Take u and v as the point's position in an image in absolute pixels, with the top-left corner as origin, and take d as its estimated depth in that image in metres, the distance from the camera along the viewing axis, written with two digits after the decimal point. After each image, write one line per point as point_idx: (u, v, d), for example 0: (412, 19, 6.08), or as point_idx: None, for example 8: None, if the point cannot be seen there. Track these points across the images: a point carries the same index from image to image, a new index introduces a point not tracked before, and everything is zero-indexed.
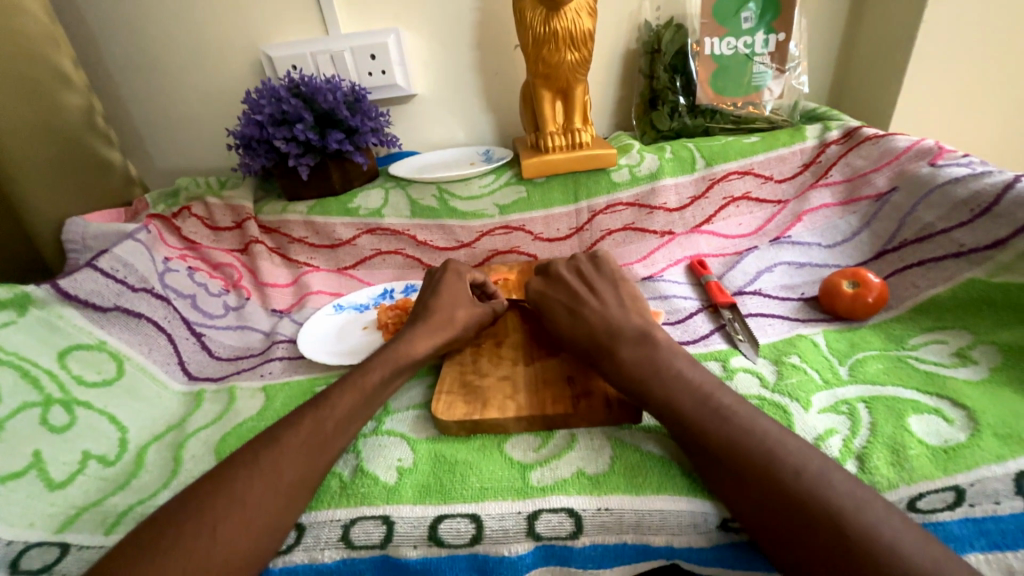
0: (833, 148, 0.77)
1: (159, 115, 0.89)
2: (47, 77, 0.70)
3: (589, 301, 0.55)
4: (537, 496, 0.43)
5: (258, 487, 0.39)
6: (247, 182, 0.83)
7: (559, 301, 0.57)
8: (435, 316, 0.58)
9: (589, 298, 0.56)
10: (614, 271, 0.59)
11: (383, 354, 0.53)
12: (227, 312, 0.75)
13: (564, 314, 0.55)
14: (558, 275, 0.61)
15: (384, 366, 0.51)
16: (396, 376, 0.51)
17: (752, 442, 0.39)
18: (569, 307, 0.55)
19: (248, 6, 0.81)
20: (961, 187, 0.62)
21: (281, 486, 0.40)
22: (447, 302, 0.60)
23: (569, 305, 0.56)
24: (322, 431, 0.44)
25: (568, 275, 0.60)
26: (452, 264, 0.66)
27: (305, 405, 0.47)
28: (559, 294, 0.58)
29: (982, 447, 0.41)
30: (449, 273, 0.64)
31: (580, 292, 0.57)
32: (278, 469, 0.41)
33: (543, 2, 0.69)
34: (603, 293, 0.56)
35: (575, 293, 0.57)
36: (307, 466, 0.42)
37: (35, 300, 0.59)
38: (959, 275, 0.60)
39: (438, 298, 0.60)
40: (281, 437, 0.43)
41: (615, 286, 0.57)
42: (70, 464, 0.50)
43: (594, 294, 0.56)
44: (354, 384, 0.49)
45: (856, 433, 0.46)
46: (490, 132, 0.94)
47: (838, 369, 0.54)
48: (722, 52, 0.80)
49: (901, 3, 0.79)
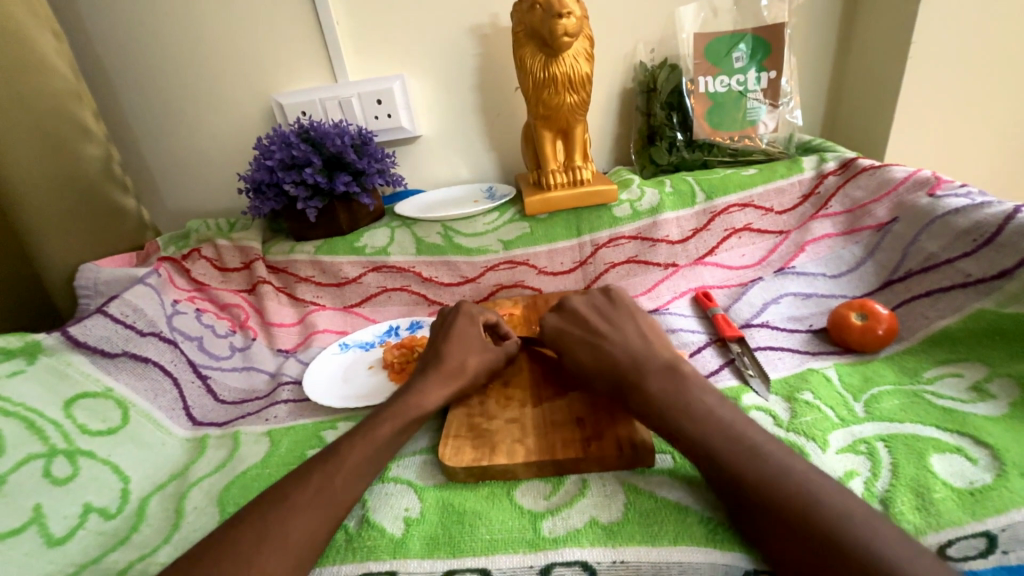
0: (831, 179, 0.78)
1: (172, 161, 0.92)
2: (67, 130, 0.73)
3: (608, 334, 0.56)
4: (549, 548, 0.41)
5: (276, 536, 0.39)
6: (255, 224, 0.85)
7: (578, 335, 0.57)
8: (446, 363, 0.57)
9: (608, 333, 0.56)
10: (625, 304, 0.61)
11: (395, 405, 0.52)
12: (233, 354, 0.75)
13: (583, 350, 0.55)
14: (573, 309, 0.61)
15: (395, 419, 0.50)
16: (407, 428, 0.51)
17: (778, 475, 0.38)
18: (589, 341, 0.56)
19: (261, 59, 0.85)
20: (962, 217, 0.63)
21: (293, 544, 0.39)
22: (457, 349, 0.59)
23: (589, 339, 0.56)
24: (331, 486, 0.43)
25: (585, 310, 0.61)
26: (463, 307, 0.66)
27: (315, 458, 0.46)
28: (576, 329, 0.58)
29: (1009, 489, 0.40)
30: (461, 316, 0.64)
31: (599, 325, 0.57)
32: (290, 530, 0.39)
33: (542, 49, 0.72)
34: (621, 327, 0.57)
35: (594, 328, 0.57)
36: (319, 521, 0.41)
37: (45, 348, 0.60)
38: (968, 306, 0.59)
39: (448, 344, 0.60)
40: (282, 493, 0.42)
41: (633, 319, 0.58)
42: (70, 518, 0.49)
43: (612, 326, 0.57)
44: (366, 436, 0.48)
45: (877, 475, 0.44)
46: (492, 169, 0.97)
47: (853, 405, 0.53)
48: (717, 89, 0.83)
49: (887, 41, 0.82)
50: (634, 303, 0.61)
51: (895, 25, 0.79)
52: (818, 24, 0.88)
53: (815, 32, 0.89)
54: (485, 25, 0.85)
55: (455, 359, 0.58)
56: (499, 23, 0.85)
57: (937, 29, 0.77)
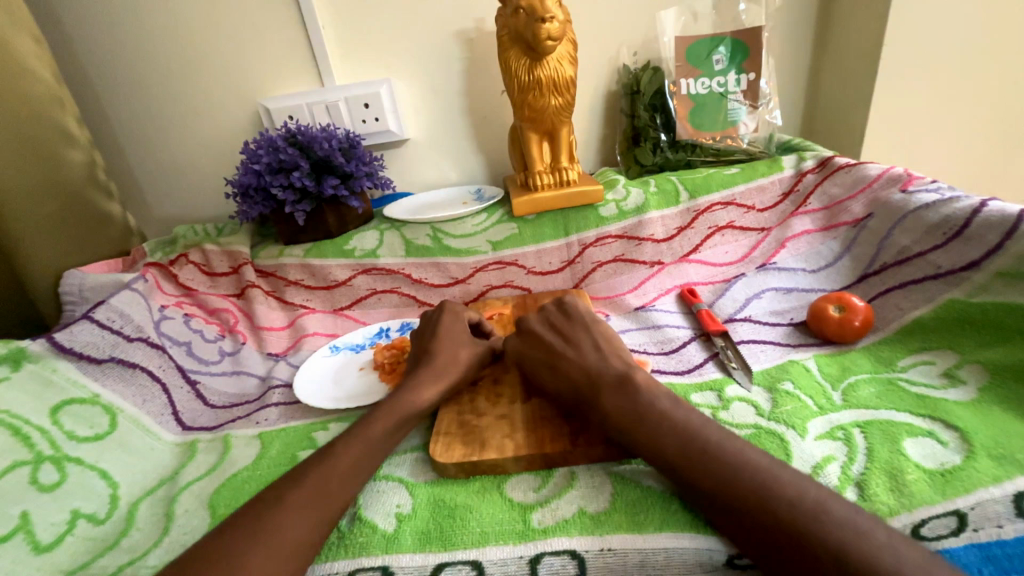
0: (810, 177, 0.80)
1: (158, 166, 0.91)
2: (49, 136, 0.73)
3: (564, 352, 0.55)
4: (539, 538, 0.42)
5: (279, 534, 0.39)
6: (243, 228, 0.85)
7: (538, 356, 0.57)
8: (437, 359, 0.58)
9: (563, 350, 0.56)
10: (579, 313, 0.61)
11: (388, 402, 0.53)
12: (223, 358, 0.75)
13: (545, 370, 0.55)
14: (529, 327, 0.61)
15: (387, 417, 0.51)
16: (400, 427, 0.51)
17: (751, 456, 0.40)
18: (547, 361, 0.56)
19: (248, 65, 0.85)
20: (933, 211, 0.65)
21: (285, 542, 0.39)
22: (447, 344, 0.60)
23: (546, 360, 0.56)
24: (326, 485, 0.44)
25: (541, 328, 0.60)
26: (448, 306, 0.67)
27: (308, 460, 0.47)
28: (534, 350, 0.58)
29: (977, 469, 0.42)
30: (446, 314, 0.65)
31: (555, 342, 0.57)
32: (283, 527, 0.40)
33: (527, 53, 0.73)
34: (575, 341, 0.56)
35: (550, 346, 0.57)
36: (315, 519, 0.41)
37: (31, 355, 0.59)
38: (939, 296, 0.62)
39: (437, 339, 0.61)
40: (281, 492, 0.43)
41: (586, 330, 0.58)
42: (58, 524, 0.49)
43: (567, 342, 0.57)
44: (356, 437, 0.48)
45: (853, 459, 0.46)
46: (481, 171, 0.98)
47: (832, 394, 0.55)
48: (698, 91, 0.85)
49: (860, 43, 0.84)
50: (589, 313, 0.61)
51: (867, 28, 0.82)
52: (795, 27, 0.91)
53: (792, 35, 0.92)
54: (471, 30, 0.86)
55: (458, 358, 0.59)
56: (484, 27, 0.86)
57: (906, 32, 0.80)
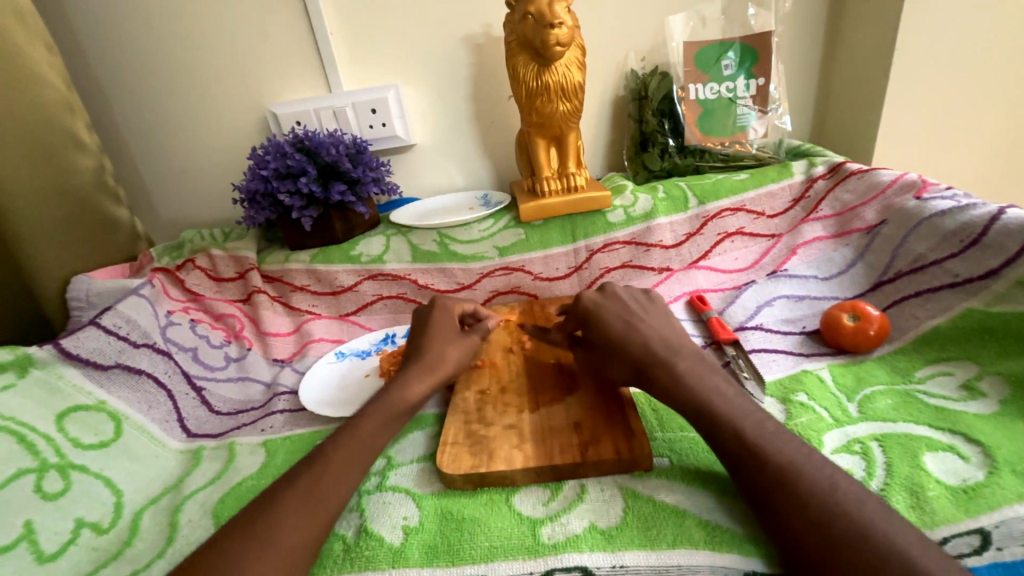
0: (820, 183, 0.79)
1: (165, 172, 0.92)
2: (58, 141, 0.73)
3: (644, 318, 0.56)
4: (549, 554, 0.41)
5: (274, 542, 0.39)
6: (250, 233, 0.85)
7: (615, 314, 0.57)
8: (428, 355, 0.58)
9: (643, 320, 0.56)
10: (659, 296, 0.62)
11: (378, 401, 0.52)
12: (228, 364, 0.75)
13: (619, 324, 0.56)
14: (612, 295, 0.60)
15: (377, 415, 0.50)
16: (392, 423, 0.51)
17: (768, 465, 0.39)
18: (626, 320, 0.56)
19: (256, 70, 0.86)
20: (949, 218, 0.64)
21: (281, 551, 0.38)
22: (441, 340, 0.60)
23: (626, 317, 0.56)
24: (317, 488, 0.43)
25: (625, 294, 0.61)
26: (440, 302, 0.66)
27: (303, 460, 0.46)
28: (614, 307, 0.58)
29: (1002, 486, 0.41)
30: (438, 311, 0.64)
31: (638, 308, 0.58)
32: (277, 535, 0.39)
33: (535, 59, 0.73)
34: (656, 319, 0.57)
35: (633, 309, 0.58)
36: (312, 525, 0.41)
37: (37, 362, 0.59)
38: (957, 306, 0.60)
39: (432, 336, 0.60)
40: (276, 494, 0.42)
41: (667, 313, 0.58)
42: (62, 533, 0.48)
43: (647, 315, 0.57)
44: (346, 439, 0.47)
45: (872, 474, 0.45)
46: (487, 177, 0.97)
47: (847, 405, 0.54)
48: (707, 96, 0.85)
49: (871, 48, 0.83)
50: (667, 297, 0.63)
51: (879, 34, 0.81)
52: (804, 32, 0.90)
53: (801, 40, 0.91)
54: (478, 35, 0.86)
55: (449, 359, 0.58)
56: (492, 33, 0.86)
57: (919, 37, 0.79)
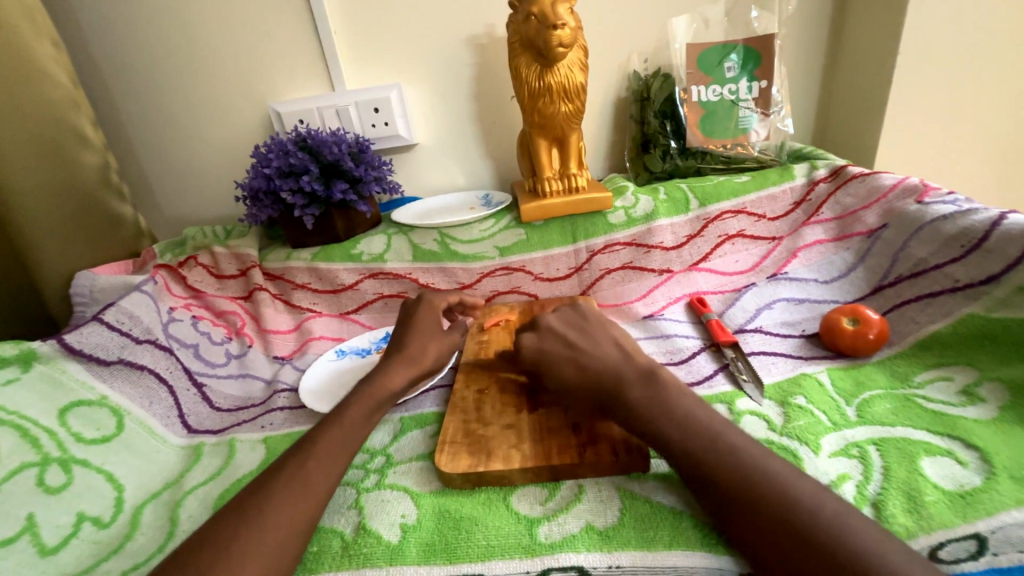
0: (822, 186, 0.79)
1: (169, 169, 0.92)
2: (63, 137, 0.73)
3: (585, 351, 0.55)
4: (546, 553, 0.41)
5: (263, 529, 0.39)
6: (252, 231, 0.85)
7: (558, 354, 0.56)
8: (408, 349, 0.59)
9: (587, 345, 0.55)
10: (593, 314, 0.62)
11: (361, 391, 0.53)
12: (229, 360, 0.75)
13: (569, 367, 0.54)
14: (548, 327, 0.60)
15: (362, 403, 0.51)
16: (375, 412, 0.52)
17: (764, 465, 0.40)
18: (570, 358, 0.55)
19: (260, 69, 0.86)
20: (950, 223, 0.64)
21: (271, 528, 0.39)
22: (419, 338, 0.61)
23: (569, 353, 0.55)
24: (302, 472, 0.43)
25: (559, 327, 0.59)
26: (427, 298, 0.68)
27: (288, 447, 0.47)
28: (555, 347, 0.57)
29: (1000, 491, 0.41)
30: (424, 306, 0.66)
31: (577, 341, 0.56)
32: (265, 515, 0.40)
33: (537, 59, 0.73)
34: (597, 342, 0.56)
35: (570, 343, 0.56)
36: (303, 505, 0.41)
37: (40, 356, 0.59)
38: (957, 311, 0.60)
39: (410, 333, 0.61)
40: (269, 483, 0.42)
41: (606, 329, 0.58)
42: (64, 527, 0.49)
43: (586, 338, 0.57)
44: (331, 429, 0.48)
45: (869, 478, 0.45)
46: (489, 176, 0.98)
47: (846, 409, 0.54)
48: (709, 98, 0.85)
49: (875, 52, 0.83)
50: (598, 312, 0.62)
51: (882, 37, 0.81)
52: (807, 35, 0.90)
53: (804, 42, 0.91)
54: (481, 35, 0.86)
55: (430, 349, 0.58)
56: (495, 33, 0.86)
57: (922, 41, 0.79)
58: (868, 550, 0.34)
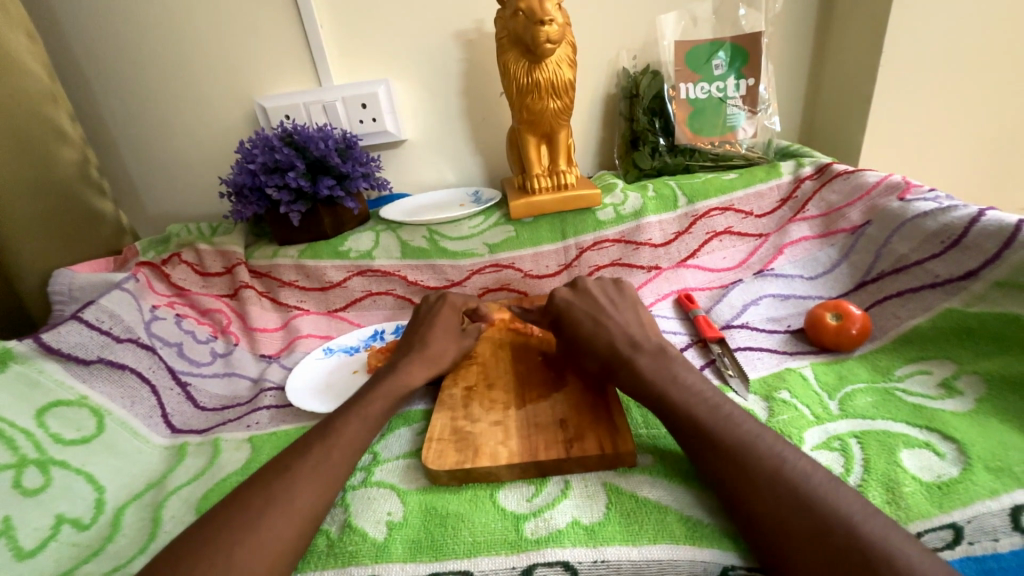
0: (808, 184, 0.80)
1: (151, 165, 0.91)
2: (41, 132, 0.72)
3: (612, 316, 0.58)
4: (532, 549, 0.41)
5: (266, 522, 0.39)
6: (237, 228, 0.84)
7: (584, 314, 0.59)
8: (429, 349, 0.61)
9: (613, 312, 0.58)
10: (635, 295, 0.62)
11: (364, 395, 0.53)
12: (214, 359, 0.74)
13: (587, 323, 0.58)
14: (586, 288, 0.63)
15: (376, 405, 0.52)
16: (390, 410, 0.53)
17: (747, 458, 0.40)
18: (593, 318, 0.58)
19: (244, 63, 0.85)
20: (931, 220, 0.65)
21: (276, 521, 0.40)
22: (441, 337, 0.63)
23: (594, 317, 0.58)
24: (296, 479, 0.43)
25: (596, 291, 0.62)
26: (449, 299, 0.69)
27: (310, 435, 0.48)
28: (584, 306, 0.60)
29: (975, 482, 0.41)
30: (446, 307, 0.68)
31: (607, 305, 0.60)
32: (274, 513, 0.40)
33: (526, 55, 0.72)
34: (624, 311, 0.59)
35: (602, 307, 0.59)
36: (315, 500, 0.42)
37: (16, 356, 0.57)
38: (937, 306, 0.62)
39: (433, 332, 0.64)
40: (255, 488, 0.42)
41: (637, 307, 0.60)
42: (42, 529, 0.48)
43: (616, 310, 0.59)
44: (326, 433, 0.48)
45: (850, 470, 0.45)
46: (479, 173, 0.97)
47: (829, 403, 0.54)
48: (697, 96, 0.85)
49: (860, 50, 0.84)
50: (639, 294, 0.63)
51: (867, 36, 0.82)
52: (794, 33, 0.91)
53: (791, 40, 0.92)
54: (470, 31, 0.86)
55: None
56: (483, 28, 0.86)
57: (905, 40, 0.80)
58: (847, 539, 0.34)
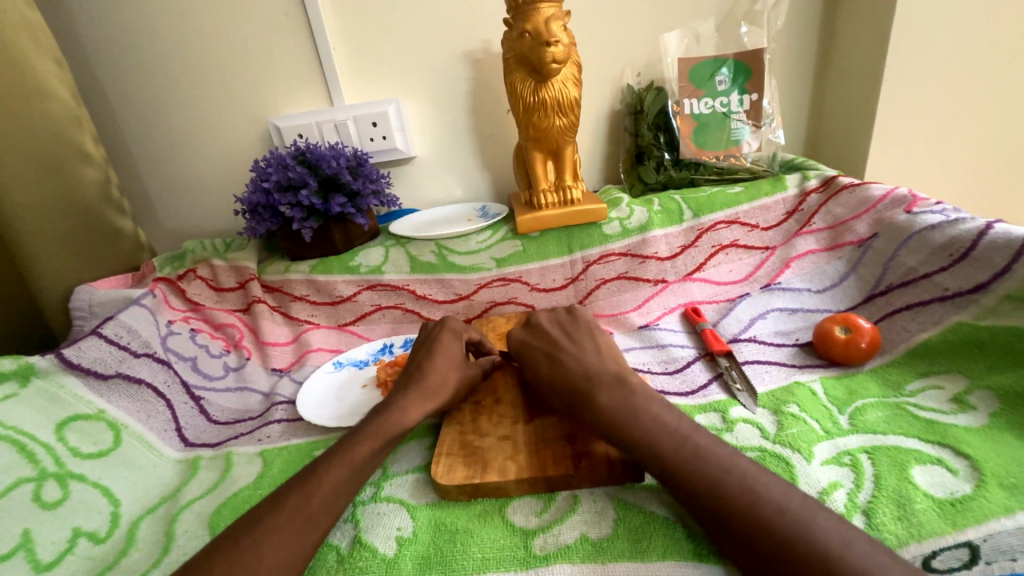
0: (814, 197, 0.80)
1: (168, 182, 0.93)
2: (66, 155, 0.75)
3: (566, 348, 0.58)
4: (540, 565, 0.41)
5: (278, 543, 0.40)
6: (251, 244, 0.86)
7: (539, 350, 0.60)
8: (424, 379, 0.57)
9: (568, 345, 0.59)
10: (587, 321, 0.63)
11: (372, 420, 0.52)
12: (227, 373, 0.76)
13: (542, 360, 0.58)
14: (538, 325, 0.64)
15: (373, 437, 0.50)
16: (387, 446, 0.50)
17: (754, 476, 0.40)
18: (548, 354, 0.58)
19: (259, 86, 0.88)
20: (938, 233, 0.65)
21: (282, 541, 0.41)
22: (439, 363, 0.60)
23: (548, 350, 0.59)
24: (308, 507, 0.43)
25: (549, 325, 0.64)
26: (448, 323, 0.67)
27: (319, 458, 0.48)
28: (538, 343, 0.61)
29: (988, 499, 0.41)
30: (446, 332, 0.65)
31: (560, 339, 0.60)
32: (257, 557, 0.39)
33: (532, 75, 0.74)
34: (580, 341, 0.59)
35: (554, 341, 0.60)
36: (321, 523, 0.43)
37: (39, 371, 0.59)
38: (947, 319, 0.61)
39: (431, 358, 0.60)
40: (270, 516, 0.42)
41: (592, 335, 0.60)
42: (59, 543, 0.49)
43: (571, 341, 0.59)
44: (343, 454, 0.48)
45: (860, 486, 0.45)
46: (486, 188, 0.99)
47: (839, 417, 0.54)
48: (701, 111, 0.86)
49: (862, 65, 0.85)
50: (594, 320, 0.64)
51: (869, 50, 0.83)
52: (796, 48, 0.92)
53: (794, 55, 0.93)
54: (477, 51, 0.88)
55: (424, 367, 0.59)
56: (491, 49, 0.88)
57: (908, 54, 0.81)
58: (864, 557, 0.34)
